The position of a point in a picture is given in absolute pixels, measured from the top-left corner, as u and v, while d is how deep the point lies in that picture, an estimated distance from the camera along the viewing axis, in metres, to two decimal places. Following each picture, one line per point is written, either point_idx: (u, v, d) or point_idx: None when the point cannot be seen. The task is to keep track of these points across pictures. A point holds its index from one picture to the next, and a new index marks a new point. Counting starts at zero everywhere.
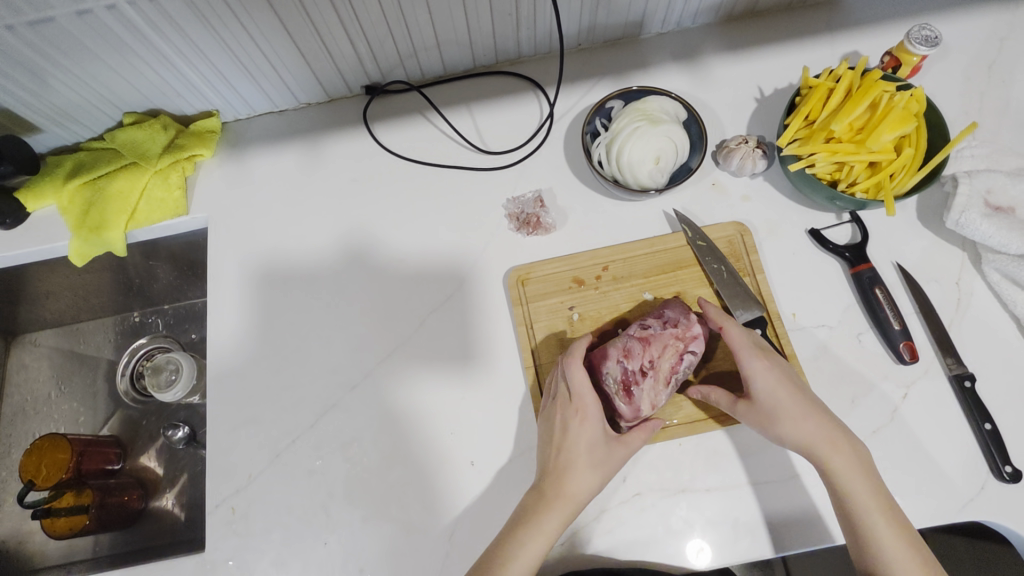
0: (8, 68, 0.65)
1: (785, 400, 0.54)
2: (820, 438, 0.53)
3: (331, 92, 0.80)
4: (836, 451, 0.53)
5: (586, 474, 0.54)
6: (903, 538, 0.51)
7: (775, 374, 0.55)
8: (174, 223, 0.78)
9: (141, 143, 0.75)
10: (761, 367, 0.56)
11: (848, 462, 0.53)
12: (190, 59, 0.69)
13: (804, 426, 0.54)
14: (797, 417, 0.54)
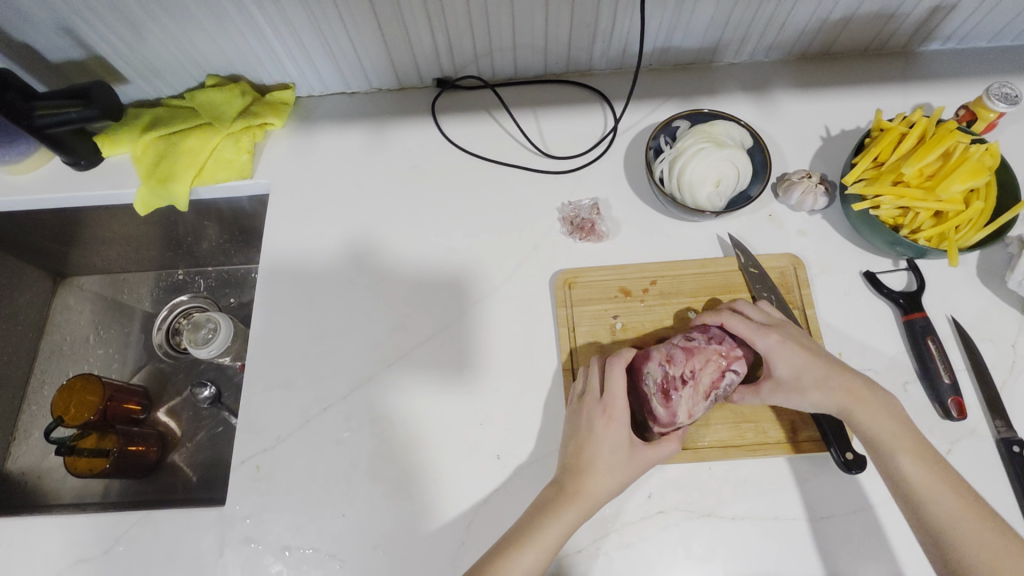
0: (111, 19, 0.69)
1: (803, 365, 0.55)
2: (841, 393, 0.54)
3: (403, 81, 0.82)
4: (860, 407, 0.53)
5: (604, 479, 0.54)
6: (947, 480, 0.49)
7: (787, 343, 0.56)
8: (237, 185, 0.81)
9: (218, 105, 0.78)
10: (772, 340, 0.56)
11: (874, 415, 0.52)
12: (279, 32, 0.72)
13: (824, 386, 0.54)
14: (816, 377, 0.54)
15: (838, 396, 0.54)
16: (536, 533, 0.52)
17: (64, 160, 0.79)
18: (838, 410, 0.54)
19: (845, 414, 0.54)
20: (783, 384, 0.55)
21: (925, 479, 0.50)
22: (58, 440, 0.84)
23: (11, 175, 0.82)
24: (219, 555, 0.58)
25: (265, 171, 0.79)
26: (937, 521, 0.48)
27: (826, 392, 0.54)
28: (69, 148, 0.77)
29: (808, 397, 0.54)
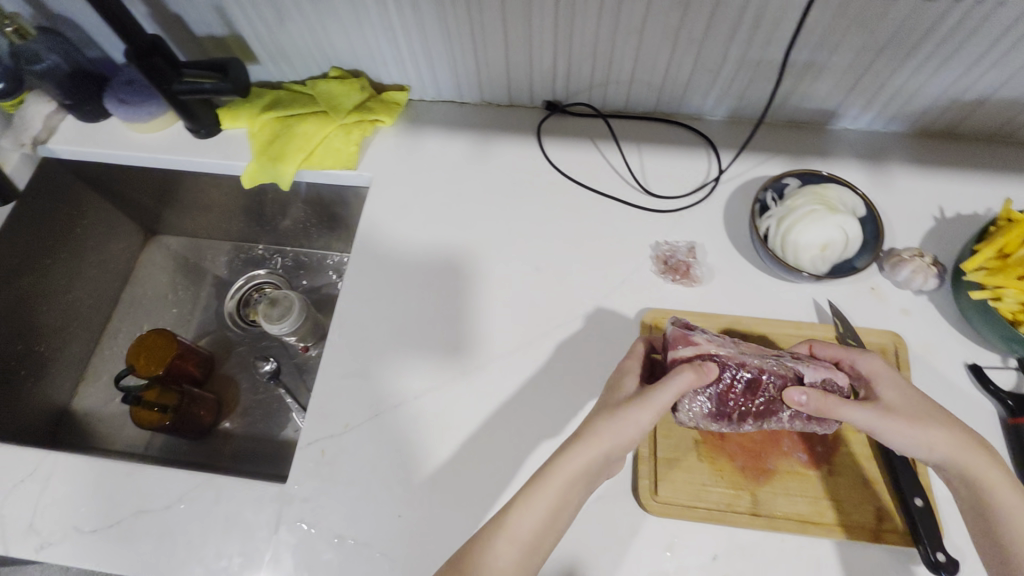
0: (261, 2, 0.73)
1: (912, 398, 0.53)
2: (964, 443, 0.51)
3: (514, 99, 0.84)
4: (980, 461, 0.51)
5: (642, 413, 0.51)
6: None
7: (895, 377, 0.55)
8: (340, 175, 0.83)
9: (336, 97, 0.82)
10: (882, 370, 0.55)
11: (990, 468, 0.51)
12: (409, 35, 0.75)
13: (942, 428, 0.51)
14: (929, 416, 0.52)
15: (953, 440, 0.51)
16: (557, 470, 0.50)
17: (188, 125, 0.84)
18: (955, 454, 0.51)
19: (954, 458, 0.51)
20: (893, 408, 0.53)
21: None
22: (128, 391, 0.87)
23: (137, 132, 0.87)
24: (274, 532, 0.58)
25: (369, 165, 0.82)
26: None
27: (939, 431, 0.51)
28: (196, 115, 0.82)
29: (926, 428, 0.51)
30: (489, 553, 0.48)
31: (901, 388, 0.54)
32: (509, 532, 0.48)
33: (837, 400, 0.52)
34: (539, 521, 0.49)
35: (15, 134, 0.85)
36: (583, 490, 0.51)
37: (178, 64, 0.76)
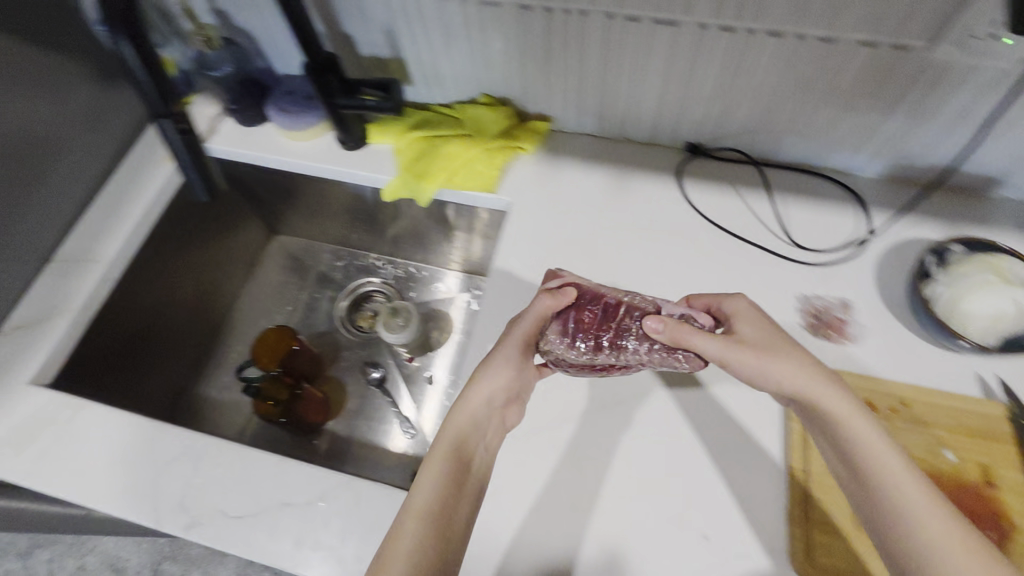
0: (434, 29, 0.77)
1: (764, 339, 0.59)
2: (825, 392, 0.56)
3: (655, 137, 0.85)
4: (857, 420, 0.54)
5: (508, 347, 0.63)
6: (933, 502, 0.49)
7: (762, 324, 0.61)
8: (478, 197, 0.85)
9: (484, 122, 0.85)
10: (744, 313, 0.62)
11: (864, 427, 0.54)
12: (569, 68, 0.78)
13: (799, 375, 0.57)
14: (790, 364, 0.57)
15: (794, 367, 0.57)
16: (457, 409, 0.62)
17: (338, 136, 0.89)
18: (812, 396, 0.56)
19: (816, 394, 0.56)
20: (747, 341, 0.59)
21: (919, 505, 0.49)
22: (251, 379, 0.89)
23: (292, 139, 0.92)
24: None
25: (509, 190, 0.84)
26: (921, 540, 0.48)
27: (791, 361, 0.57)
28: (349, 129, 0.86)
29: (777, 365, 0.57)
30: (422, 475, 0.57)
31: (755, 326, 0.61)
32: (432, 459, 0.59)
33: (689, 330, 0.59)
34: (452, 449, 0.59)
35: None
36: (480, 419, 0.62)
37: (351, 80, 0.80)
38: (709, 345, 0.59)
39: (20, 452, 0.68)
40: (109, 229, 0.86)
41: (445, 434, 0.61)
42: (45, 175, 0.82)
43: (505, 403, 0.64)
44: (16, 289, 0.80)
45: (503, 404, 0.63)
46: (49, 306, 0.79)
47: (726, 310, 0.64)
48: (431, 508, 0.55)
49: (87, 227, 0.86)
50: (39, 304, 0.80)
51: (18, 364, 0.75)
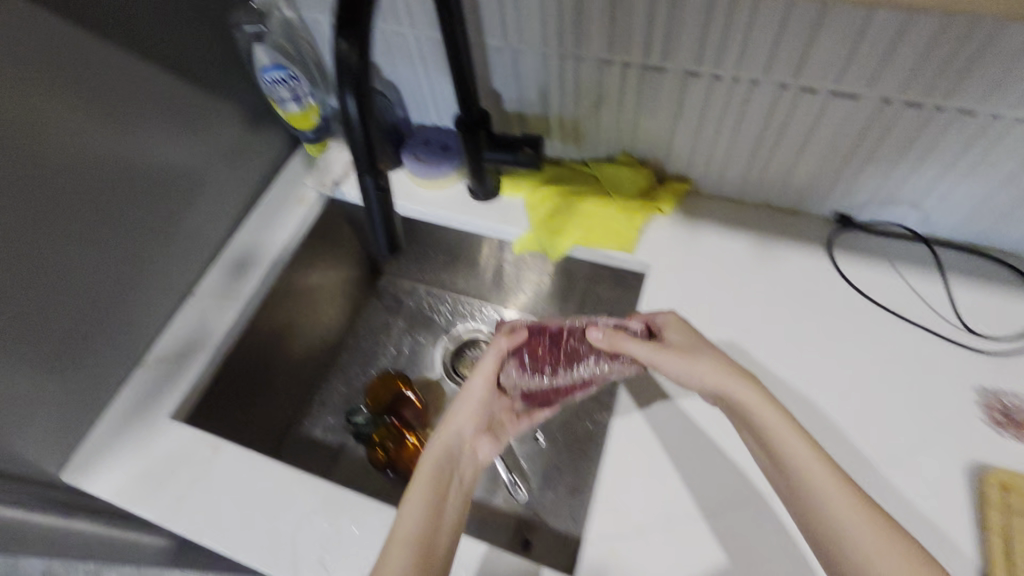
0: (587, 92, 0.77)
1: (686, 346, 0.66)
2: (723, 378, 0.62)
3: (800, 205, 0.82)
4: (773, 417, 0.59)
5: (475, 378, 0.69)
6: (858, 503, 0.53)
7: (688, 333, 0.67)
8: (613, 257, 0.84)
9: (623, 182, 0.84)
10: (675, 330, 0.68)
11: (749, 392, 0.61)
12: (721, 135, 0.76)
13: (719, 375, 0.63)
14: (712, 372, 0.63)
15: (717, 373, 0.63)
16: (435, 444, 0.66)
17: (471, 186, 0.90)
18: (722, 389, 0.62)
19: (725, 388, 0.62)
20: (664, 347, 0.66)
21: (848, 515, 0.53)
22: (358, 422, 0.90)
23: (424, 187, 0.94)
24: None
25: (646, 252, 0.82)
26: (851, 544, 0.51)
27: (707, 362, 0.64)
28: (484, 181, 0.87)
29: (695, 364, 0.63)
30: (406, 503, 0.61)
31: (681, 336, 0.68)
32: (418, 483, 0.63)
33: (624, 339, 0.66)
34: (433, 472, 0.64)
35: (320, 176, 0.95)
36: (453, 448, 0.67)
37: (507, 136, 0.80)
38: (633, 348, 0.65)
39: (165, 488, 0.71)
40: (246, 267, 0.89)
41: (426, 468, 0.64)
42: (198, 213, 0.86)
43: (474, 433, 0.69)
44: (161, 320, 0.83)
45: (474, 436, 0.69)
46: (190, 341, 0.82)
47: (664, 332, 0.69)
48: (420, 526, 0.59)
49: (227, 264, 0.89)
50: (180, 337, 0.83)
51: (163, 399, 0.78)
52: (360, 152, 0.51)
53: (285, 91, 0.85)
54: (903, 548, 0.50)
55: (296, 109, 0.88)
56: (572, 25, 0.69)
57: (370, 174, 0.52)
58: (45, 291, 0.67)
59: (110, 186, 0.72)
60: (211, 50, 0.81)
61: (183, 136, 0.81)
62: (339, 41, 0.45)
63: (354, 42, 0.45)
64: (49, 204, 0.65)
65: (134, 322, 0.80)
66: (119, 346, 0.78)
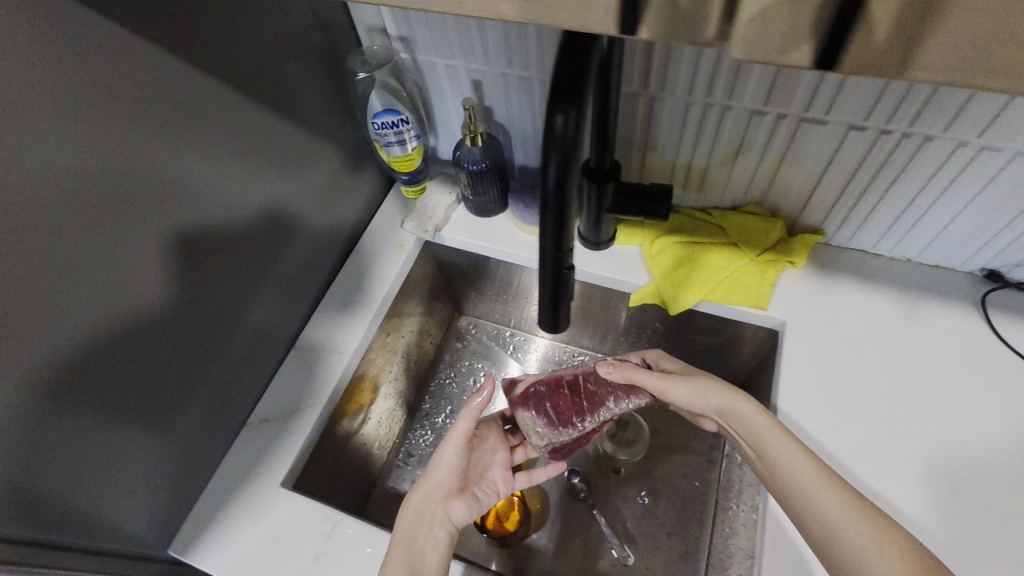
0: (727, 142, 0.72)
1: (686, 373, 0.70)
2: (721, 398, 0.66)
3: (944, 261, 0.78)
4: (767, 435, 0.61)
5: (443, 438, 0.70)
6: (850, 504, 0.54)
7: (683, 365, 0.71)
8: (742, 312, 0.79)
9: (753, 235, 0.80)
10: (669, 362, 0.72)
11: (744, 406, 0.64)
12: (874, 190, 0.71)
13: (710, 393, 0.66)
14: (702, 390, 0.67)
15: (718, 390, 0.66)
16: (411, 499, 0.69)
17: (581, 232, 0.85)
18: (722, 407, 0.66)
19: (721, 403, 0.66)
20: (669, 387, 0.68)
21: (834, 508, 0.54)
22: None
23: (529, 234, 0.91)
24: None
25: (780, 310, 0.78)
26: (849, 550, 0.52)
27: (709, 385, 0.66)
28: (599, 230, 0.83)
29: (694, 383, 0.67)
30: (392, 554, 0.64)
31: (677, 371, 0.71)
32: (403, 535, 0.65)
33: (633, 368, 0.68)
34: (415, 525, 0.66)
35: (421, 220, 0.91)
36: (433, 502, 0.69)
37: (644, 187, 0.75)
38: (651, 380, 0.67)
39: (285, 566, 0.66)
40: (346, 318, 0.85)
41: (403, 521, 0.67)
42: (301, 264, 0.82)
43: (448, 493, 0.70)
44: (262, 379, 0.79)
45: (445, 497, 0.70)
46: (296, 401, 0.78)
47: (661, 363, 0.73)
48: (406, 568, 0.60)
49: (326, 315, 0.85)
50: (285, 397, 0.79)
51: (275, 465, 0.74)
52: (549, 224, 0.46)
53: (392, 136, 0.82)
54: (898, 542, 0.51)
55: (400, 152, 0.84)
56: (729, 76, 0.64)
57: (553, 246, 0.48)
58: (174, 362, 0.62)
59: (233, 245, 0.68)
60: (317, 94, 0.78)
61: (291, 185, 0.77)
62: (555, 114, 0.41)
63: (572, 115, 0.40)
64: (183, 269, 0.61)
65: (241, 383, 0.75)
66: (227, 409, 0.74)
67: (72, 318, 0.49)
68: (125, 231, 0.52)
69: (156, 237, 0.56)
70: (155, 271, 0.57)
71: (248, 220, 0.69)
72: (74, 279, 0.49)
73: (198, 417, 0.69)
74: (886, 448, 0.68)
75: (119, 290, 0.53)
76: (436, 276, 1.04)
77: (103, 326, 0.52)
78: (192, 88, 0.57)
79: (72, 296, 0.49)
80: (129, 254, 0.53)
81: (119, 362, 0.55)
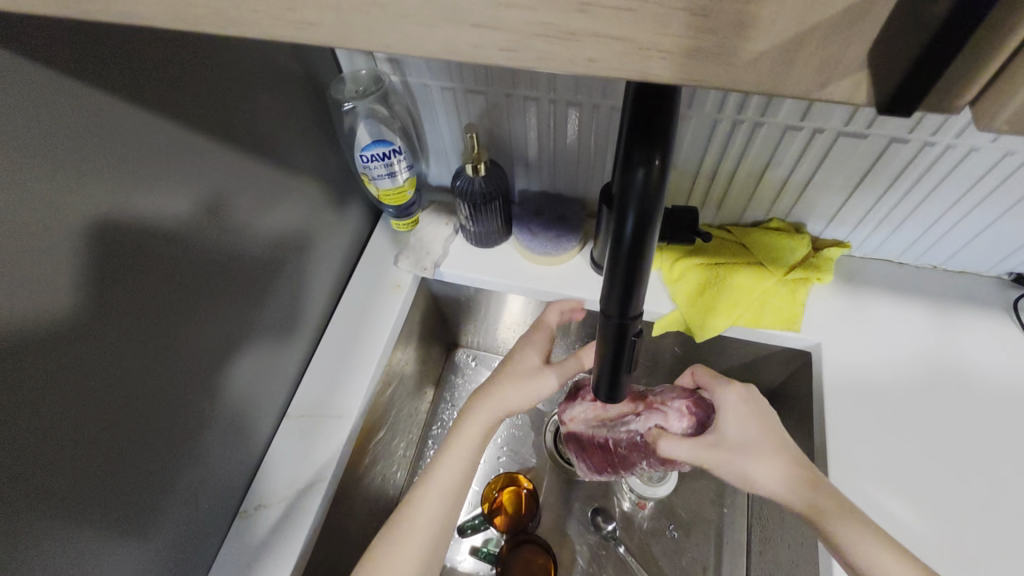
0: (755, 159, 0.68)
1: (747, 430, 0.61)
2: (788, 482, 0.57)
3: (970, 267, 0.76)
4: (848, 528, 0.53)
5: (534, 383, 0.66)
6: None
7: (749, 417, 0.62)
8: (774, 335, 0.76)
9: (779, 250, 0.74)
10: (733, 411, 0.63)
11: (818, 497, 0.55)
12: (907, 201, 0.68)
13: (771, 470, 0.58)
14: (764, 463, 0.58)
15: (781, 472, 0.58)
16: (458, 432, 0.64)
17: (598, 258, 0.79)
18: (783, 489, 0.57)
19: (785, 489, 0.57)
20: (725, 442, 0.61)
21: None
22: (485, 551, 0.89)
23: (537, 264, 0.83)
24: None
25: (813, 330, 0.75)
26: None
27: (769, 462, 0.58)
28: None
29: (750, 459, 0.58)
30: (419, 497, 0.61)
31: (743, 412, 0.63)
32: (438, 479, 0.62)
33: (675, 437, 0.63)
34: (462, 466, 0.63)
35: (418, 257, 0.83)
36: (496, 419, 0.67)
37: (669, 212, 0.70)
38: (681, 446, 0.62)
39: None
40: (344, 376, 0.76)
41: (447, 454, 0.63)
42: (287, 319, 0.72)
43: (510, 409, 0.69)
44: (255, 459, 0.70)
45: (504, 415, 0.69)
46: (295, 479, 0.69)
47: (721, 409, 0.64)
48: (417, 551, 0.58)
49: (321, 374, 0.77)
50: (283, 476, 0.69)
51: (275, 558, 0.64)
52: (616, 287, 0.39)
53: (381, 168, 0.74)
54: None
55: (391, 184, 0.77)
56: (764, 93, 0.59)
57: (620, 312, 0.40)
58: (147, 460, 0.53)
59: (210, 314, 0.58)
60: (295, 125, 0.68)
61: (272, 237, 0.67)
62: (636, 165, 0.33)
63: (654, 166, 0.33)
64: (154, 352, 0.52)
65: (229, 472, 0.66)
66: (215, 500, 0.64)
67: (13, 431, 0.40)
68: (76, 310, 0.43)
69: (118, 320, 0.47)
70: (119, 358, 0.48)
71: (224, 282, 0.60)
72: (23, 385, 0.40)
73: (183, 516, 0.59)
74: (946, 473, 0.65)
75: (60, 386, 0.43)
76: (434, 312, 0.96)
77: (55, 434, 0.43)
78: (153, 138, 0.48)
79: (19, 406, 0.40)
80: (81, 339, 0.44)
81: (67, 475, 0.45)
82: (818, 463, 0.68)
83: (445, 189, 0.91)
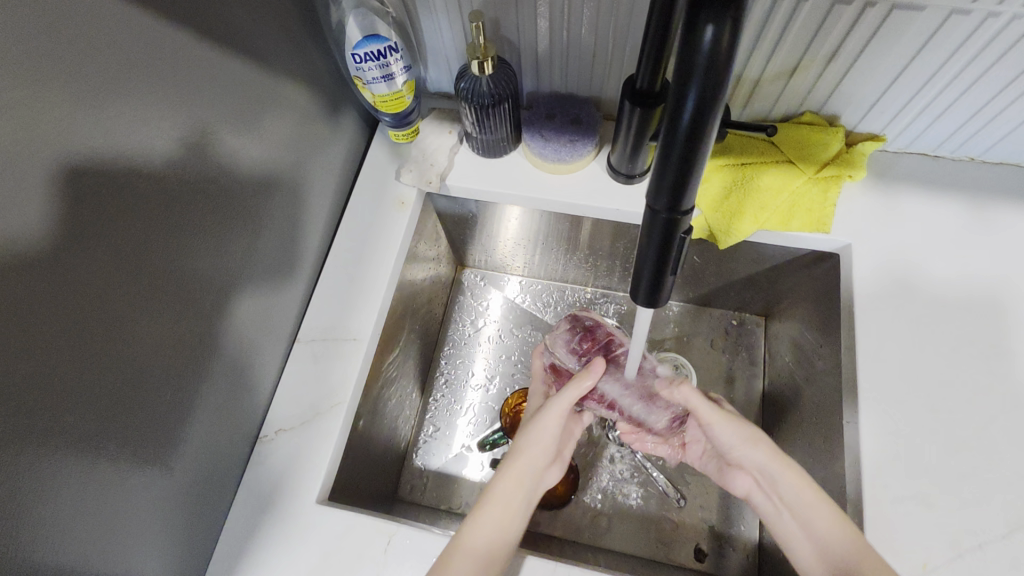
0: (794, 42, 0.61)
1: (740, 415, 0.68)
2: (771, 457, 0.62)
3: (1009, 157, 0.72)
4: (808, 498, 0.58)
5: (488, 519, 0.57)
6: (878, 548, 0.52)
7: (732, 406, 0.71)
8: (802, 238, 0.73)
9: (811, 145, 0.70)
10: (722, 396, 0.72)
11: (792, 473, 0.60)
12: (955, 85, 0.62)
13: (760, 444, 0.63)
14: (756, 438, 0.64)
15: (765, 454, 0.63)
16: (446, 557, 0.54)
17: (616, 164, 0.74)
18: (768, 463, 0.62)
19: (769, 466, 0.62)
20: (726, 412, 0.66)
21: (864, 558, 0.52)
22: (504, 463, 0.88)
23: (550, 173, 0.78)
24: None
25: (842, 229, 0.72)
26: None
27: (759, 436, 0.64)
28: (636, 160, 0.72)
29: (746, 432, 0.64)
30: None
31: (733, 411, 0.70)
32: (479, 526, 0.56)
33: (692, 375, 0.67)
34: (514, 489, 0.60)
35: (423, 171, 0.78)
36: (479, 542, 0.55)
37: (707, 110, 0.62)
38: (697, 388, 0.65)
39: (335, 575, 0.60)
40: (353, 299, 0.73)
41: None
42: (289, 243, 0.68)
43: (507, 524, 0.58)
44: (270, 383, 0.68)
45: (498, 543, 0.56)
46: (313, 402, 0.68)
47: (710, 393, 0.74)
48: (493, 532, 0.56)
49: (329, 299, 0.73)
50: (299, 401, 0.68)
51: (303, 477, 0.64)
52: (666, 180, 0.34)
53: (375, 69, 0.67)
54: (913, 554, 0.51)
55: (387, 89, 0.70)
56: None
57: (669, 208, 0.36)
58: (159, 382, 0.51)
59: (210, 235, 0.54)
60: (277, 21, 0.61)
61: (264, 154, 0.62)
62: (702, 26, 0.29)
63: (726, 27, 0.29)
64: (149, 269, 0.47)
65: (245, 396, 0.64)
66: (235, 425, 0.63)
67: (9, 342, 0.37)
68: (55, 223, 0.39)
69: (103, 239, 0.43)
70: (109, 275, 0.44)
71: (221, 198, 0.55)
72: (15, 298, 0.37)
73: (204, 438, 0.58)
74: (969, 366, 0.64)
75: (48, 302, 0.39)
76: (440, 230, 0.92)
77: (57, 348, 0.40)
78: (121, 32, 0.42)
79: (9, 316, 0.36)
80: (65, 251, 0.40)
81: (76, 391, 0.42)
82: (845, 365, 0.67)
83: (447, 94, 0.83)
